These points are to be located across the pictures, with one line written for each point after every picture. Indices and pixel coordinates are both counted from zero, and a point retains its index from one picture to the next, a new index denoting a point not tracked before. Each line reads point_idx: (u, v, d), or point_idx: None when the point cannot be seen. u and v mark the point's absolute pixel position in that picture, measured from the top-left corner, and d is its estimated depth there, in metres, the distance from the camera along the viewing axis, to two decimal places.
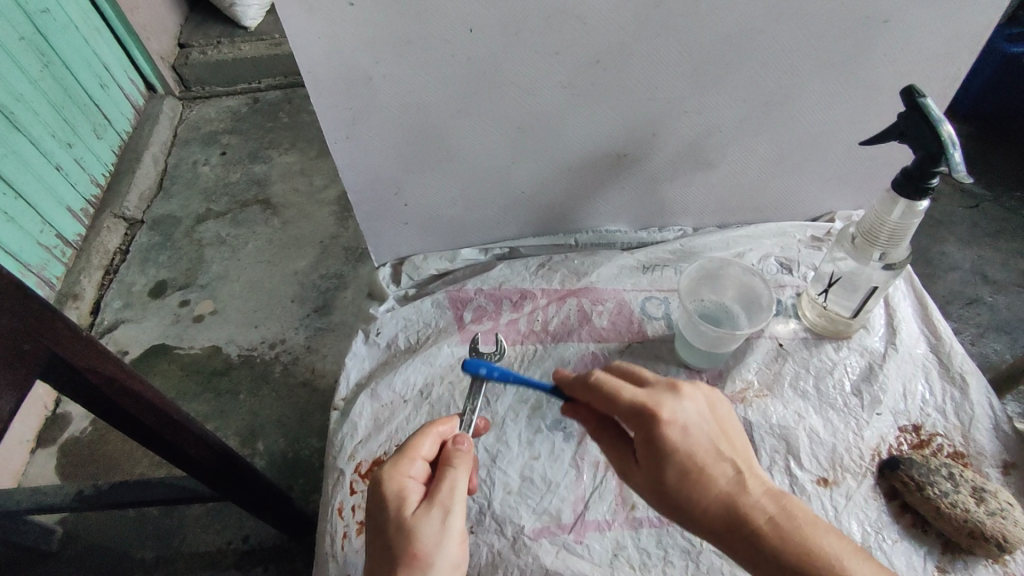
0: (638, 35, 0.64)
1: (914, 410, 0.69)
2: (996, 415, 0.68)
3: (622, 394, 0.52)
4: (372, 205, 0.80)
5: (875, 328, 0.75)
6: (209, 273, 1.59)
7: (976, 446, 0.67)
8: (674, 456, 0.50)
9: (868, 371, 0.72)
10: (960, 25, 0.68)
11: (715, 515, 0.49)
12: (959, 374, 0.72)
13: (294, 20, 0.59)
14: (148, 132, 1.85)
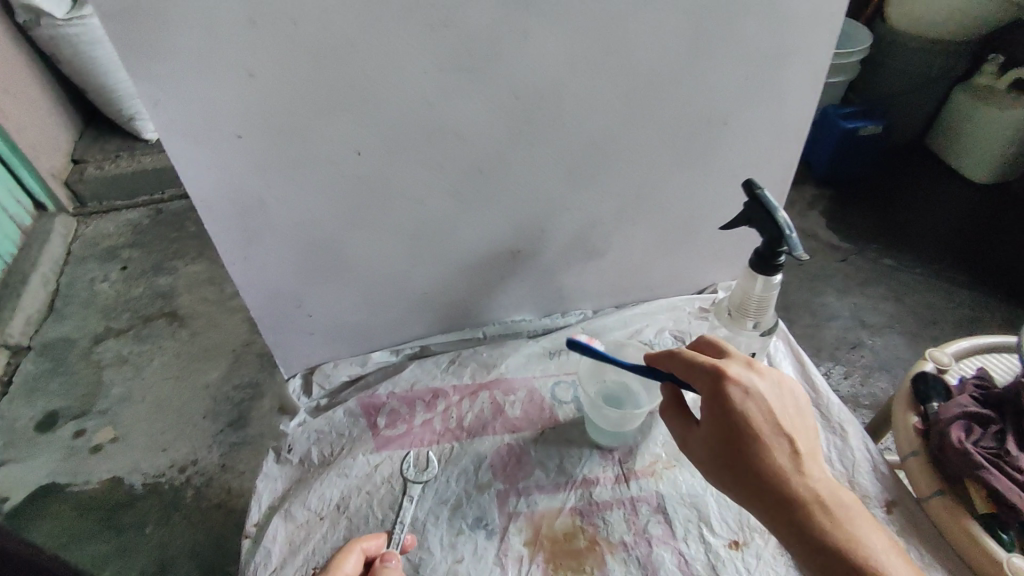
0: (513, 145, 0.71)
1: None
2: (874, 459, 0.76)
3: (708, 365, 0.58)
4: (276, 319, 0.80)
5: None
6: (108, 396, 1.49)
7: (862, 489, 0.73)
8: (747, 425, 0.56)
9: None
10: (786, 122, 0.80)
11: (764, 491, 0.56)
12: (839, 424, 0.79)
13: (181, 154, 0.61)
14: (38, 253, 1.77)
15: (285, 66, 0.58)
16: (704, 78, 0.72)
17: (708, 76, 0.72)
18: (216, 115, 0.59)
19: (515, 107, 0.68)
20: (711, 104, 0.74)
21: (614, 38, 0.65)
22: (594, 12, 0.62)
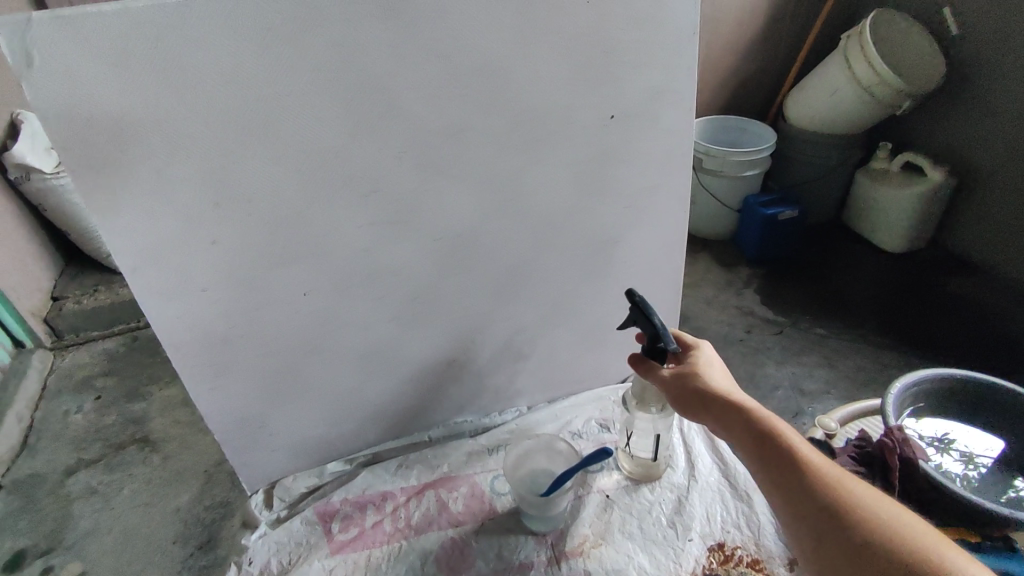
0: (439, 276, 0.86)
1: (717, 530, 0.84)
2: (778, 522, 0.85)
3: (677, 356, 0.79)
4: (241, 441, 0.89)
5: (678, 464, 0.92)
6: (78, 528, 1.51)
7: (768, 551, 0.82)
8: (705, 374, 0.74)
9: (678, 504, 0.87)
10: (667, 238, 0.97)
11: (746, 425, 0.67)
12: (745, 491, 0.89)
13: (154, 310, 0.74)
14: (13, 390, 1.83)
15: (245, 234, 0.73)
16: (592, 211, 0.89)
17: (594, 209, 0.89)
18: (186, 277, 0.73)
19: (436, 245, 0.83)
20: (600, 229, 0.91)
21: (510, 188, 0.82)
22: (491, 171, 0.80)
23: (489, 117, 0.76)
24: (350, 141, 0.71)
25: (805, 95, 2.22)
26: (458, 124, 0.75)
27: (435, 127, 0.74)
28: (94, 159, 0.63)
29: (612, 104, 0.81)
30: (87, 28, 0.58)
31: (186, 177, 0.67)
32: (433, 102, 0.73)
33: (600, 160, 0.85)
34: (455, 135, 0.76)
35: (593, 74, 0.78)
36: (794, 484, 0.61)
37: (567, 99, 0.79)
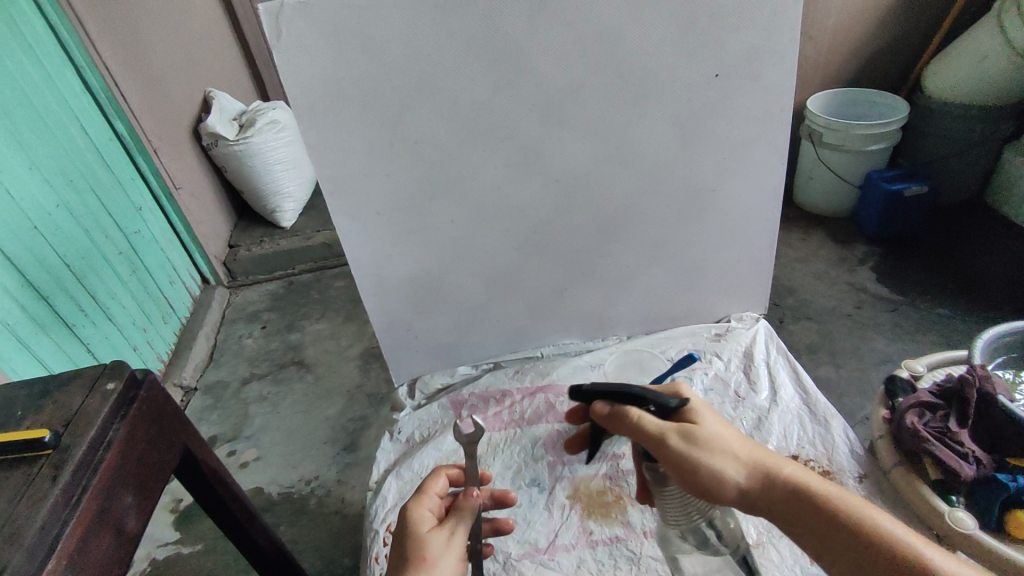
0: (558, 212, 1.03)
1: (793, 445, 0.98)
2: (852, 443, 0.97)
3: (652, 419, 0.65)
4: (393, 341, 1.13)
5: (760, 390, 1.06)
6: (253, 425, 1.87)
7: (839, 464, 0.94)
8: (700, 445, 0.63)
9: (758, 422, 1.01)
10: (762, 188, 1.07)
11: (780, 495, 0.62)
12: (825, 418, 1.01)
13: (343, 227, 0.97)
14: (203, 316, 2.26)
15: (411, 168, 0.93)
16: (693, 160, 1.02)
17: (694, 159, 1.02)
18: (366, 202, 0.95)
19: (556, 185, 1.00)
20: (701, 177, 1.04)
21: (622, 137, 0.97)
22: (605, 123, 0.95)
23: (605, 76, 0.91)
24: (493, 96, 0.89)
25: (947, 63, 2.01)
26: (579, 82, 0.91)
27: (559, 83, 0.90)
28: (312, 106, 0.85)
29: (715, 63, 0.93)
30: (316, 9, 0.79)
31: (373, 123, 0.88)
32: (559, 62, 0.88)
33: (701, 114, 0.97)
34: (576, 90, 0.91)
35: (699, 37, 0.90)
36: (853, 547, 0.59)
37: (674, 60, 0.91)
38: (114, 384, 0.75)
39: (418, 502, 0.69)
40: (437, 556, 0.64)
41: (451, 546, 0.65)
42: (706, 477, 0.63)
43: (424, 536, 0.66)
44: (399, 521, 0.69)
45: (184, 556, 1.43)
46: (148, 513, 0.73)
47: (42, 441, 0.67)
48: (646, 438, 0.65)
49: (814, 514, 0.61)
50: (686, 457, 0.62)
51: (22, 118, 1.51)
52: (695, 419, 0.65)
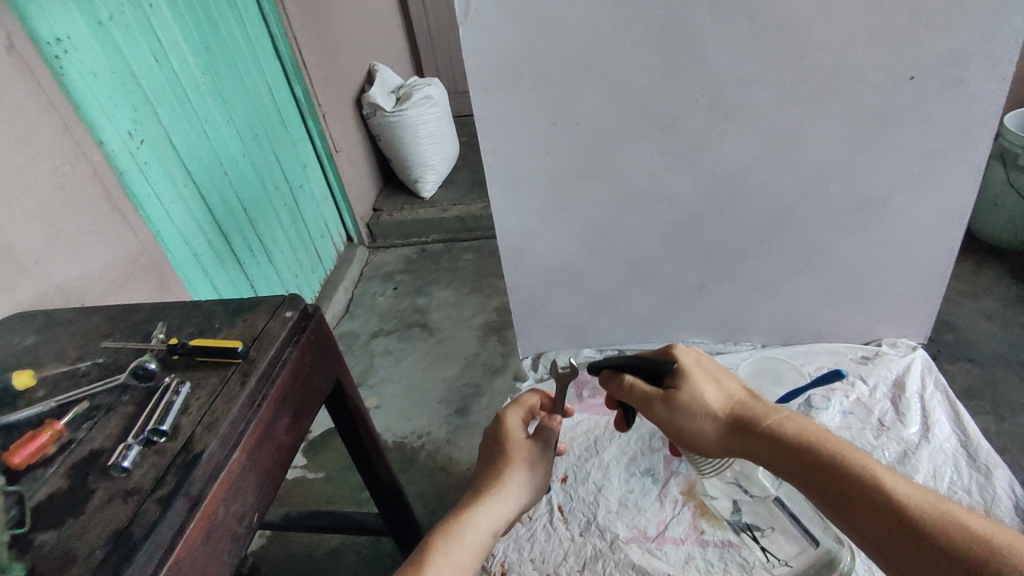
0: (709, 207, 1.02)
1: (943, 487, 0.91)
2: (1017, 497, 0.89)
3: (637, 385, 0.72)
4: (526, 312, 1.20)
5: (910, 423, 1.00)
6: (377, 375, 2.03)
7: (997, 517, 0.87)
8: (680, 406, 0.68)
9: (901, 456, 0.96)
10: (942, 206, 0.99)
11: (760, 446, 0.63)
12: (985, 465, 0.93)
13: (498, 199, 1.02)
14: (345, 270, 2.46)
15: (569, 148, 0.96)
16: (864, 169, 0.95)
17: (867, 167, 0.95)
18: (522, 178, 1.00)
19: (713, 179, 0.98)
20: (873, 187, 0.98)
21: (793, 137, 0.93)
22: (777, 120, 0.91)
23: (782, 71, 0.87)
24: (663, 84, 0.89)
25: None
26: (754, 75, 0.87)
27: (733, 76, 0.87)
28: (487, 81, 0.90)
29: (911, 66, 0.85)
30: None
31: (541, 102, 0.92)
32: (736, 55, 0.85)
33: (883, 120, 0.90)
34: (749, 85, 0.88)
35: (896, 37, 0.83)
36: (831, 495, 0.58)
37: (862, 61, 0.85)
38: (292, 312, 0.84)
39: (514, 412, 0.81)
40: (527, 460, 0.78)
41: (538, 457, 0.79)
42: (693, 438, 0.68)
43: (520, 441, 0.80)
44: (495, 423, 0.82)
45: (309, 481, 1.59)
46: (298, 437, 0.82)
47: (234, 350, 0.77)
48: (641, 402, 0.72)
49: (795, 462, 0.61)
50: (671, 421, 0.68)
51: (226, 78, 1.73)
52: (678, 385, 0.68)
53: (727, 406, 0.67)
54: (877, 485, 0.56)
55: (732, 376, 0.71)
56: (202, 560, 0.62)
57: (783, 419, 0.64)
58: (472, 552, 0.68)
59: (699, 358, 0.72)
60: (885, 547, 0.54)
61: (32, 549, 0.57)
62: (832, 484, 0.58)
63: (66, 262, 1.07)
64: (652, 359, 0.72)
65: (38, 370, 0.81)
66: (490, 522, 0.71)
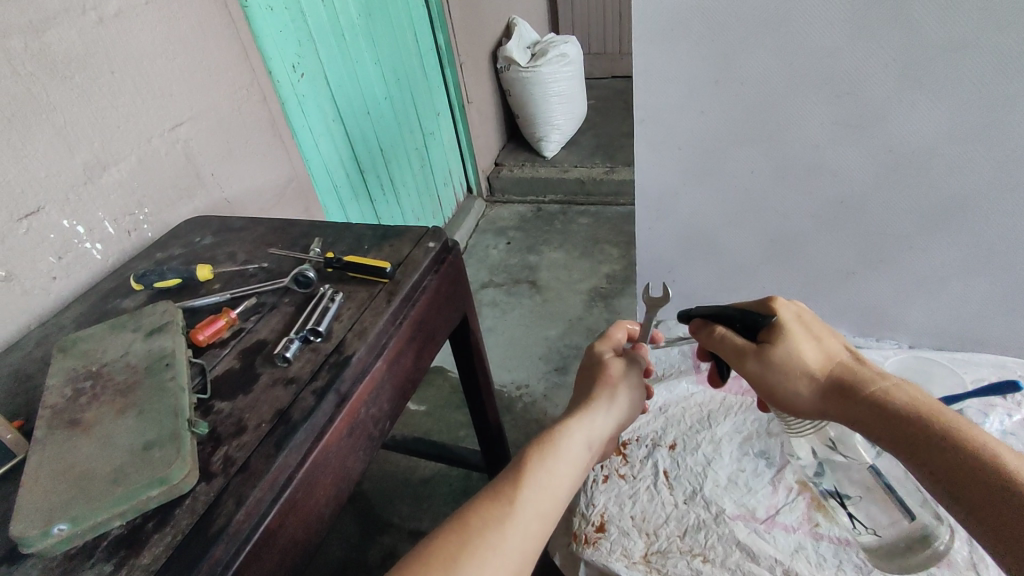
0: (877, 187, 0.94)
1: None
2: None
3: (725, 337, 0.65)
4: (650, 278, 1.23)
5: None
6: (483, 323, 2.07)
7: None
8: (771, 363, 0.61)
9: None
10: None
11: (864, 415, 0.56)
12: None
13: (642, 158, 1.03)
14: (462, 219, 2.51)
15: (728, 109, 0.92)
16: None
17: None
18: (671, 137, 0.99)
19: (888, 156, 0.90)
20: None
21: (995, 118, 0.83)
22: (979, 97, 0.81)
23: (1000, 37, 0.76)
24: (848, 45, 0.82)
25: None
26: (964, 40, 0.77)
27: (937, 40, 0.78)
28: (651, 31, 0.88)
29: None
30: None
31: (705, 57, 0.88)
32: (946, 16, 0.76)
33: None
34: (952, 53, 0.79)
35: None
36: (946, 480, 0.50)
37: None
38: (435, 244, 0.88)
39: (606, 341, 0.81)
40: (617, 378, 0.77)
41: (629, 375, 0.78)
42: (783, 398, 0.61)
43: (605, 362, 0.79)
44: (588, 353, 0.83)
45: (413, 411, 1.69)
46: (426, 360, 0.86)
47: (383, 270, 0.82)
48: (729, 354, 0.65)
49: (905, 437, 0.53)
50: (761, 377, 0.62)
51: (379, 21, 1.80)
52: (774, 340, 0.61)
53: (830, 368, 0.60)
54: (1002, 471, 0.48)
55: (836, 336, 0.64)
56: (344, 451, 0.68)
57: (894, 387, 0.56)
58: (574, 464, 0.66)
59: (802, 314, 0.64)
60: (1007, 541, 0.47)
61: (212, 413, 0.65)
62: (946, 465, 0.51)
63: (234, 177, 1.18)
64: (747, 309, 0.65)
65: (214, 267, 0.91)
66: (585, 435, 0.69)
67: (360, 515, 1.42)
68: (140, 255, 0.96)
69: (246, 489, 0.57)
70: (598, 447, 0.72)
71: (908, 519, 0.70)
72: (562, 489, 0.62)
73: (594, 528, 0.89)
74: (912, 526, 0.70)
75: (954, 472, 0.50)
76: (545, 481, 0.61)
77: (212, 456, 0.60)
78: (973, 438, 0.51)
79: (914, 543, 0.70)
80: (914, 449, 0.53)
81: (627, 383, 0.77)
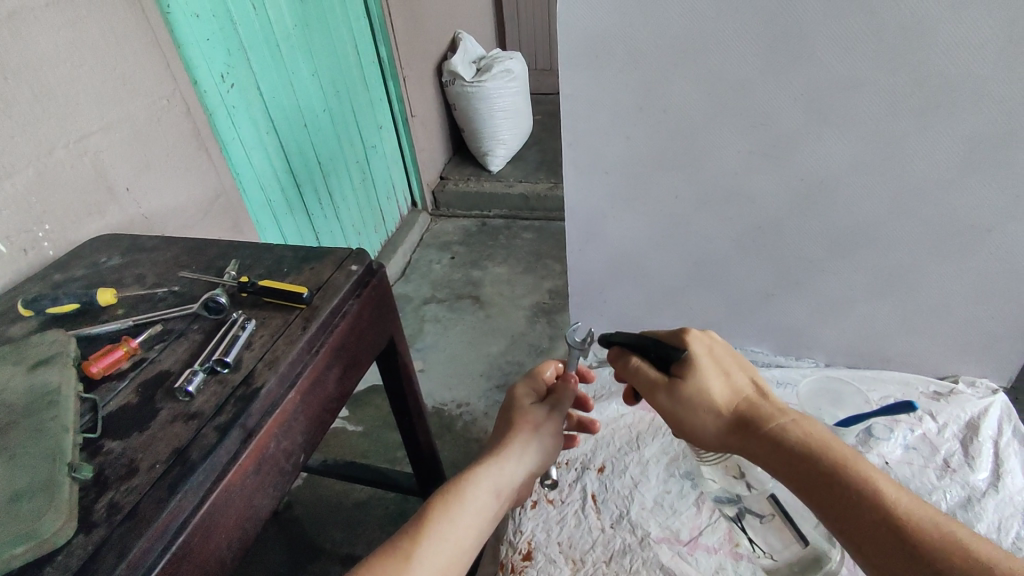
0: (790, 213, 1.00)
1: (1005, 540, 0.86)
2: None
3: (641, 369, 0.67)
4: (583, 297, 1.27)
5: (979, 469, 0.95)
6: (424, 340, 2.01)
7: None
8: (682, 397, 0.63)
9: (965, 500, 0.91)
10: None
11: (765, 448, 0.59)
12: None
13: (571, 179, 1.08)
14: (405, 233, 2.46)
15: (651, 135, 0.98)
16: (965, 191, 0.91)
17: (973, 190, 0.90)
18: (599, 159, 1.03)
19: (801, 184, 0.96)
20: (978, 215, 0.93)
21: (894, 149, 0.89)
22: (877, 129, 0.88)
23: (895, 77, 0.83)
24: (759, 77, 0.87)
25: None
26: (862, 79, 0.84)
27: (838, 78, 0.84)
28: (577, 57, 0.93)
29: None
30: None
31: (628, 84, 0.93)
32: (846, 55, 0.82)
33: (1003, 140, 0.85)
34: (852, 88, 0.85)
35: None
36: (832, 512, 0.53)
37: (990, 73, 0.80)
38: (357, 267, 0.85)
39: (525, 384, 0.84)
40: (533, 422, 0.79)
41: (545, 419, 0.80)
42: (693, 430, 0.64)
43: (524, 407, 0.81)
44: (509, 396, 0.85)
45: (348, 432, 1.64)
46: (347, 390, 0.83)
47: (299, 296, 0.78)
48: (644, 386, 0.68)
49: (798, 469, 0.56)
50: (673, 410, 0.64)
51: (316, 33, 1.75)
52: (685, 374, 0.64)
53: (734, 401, 0.63)
54: (878, 499, 0.51)
55: (744, 369, 0.66)
56: (250, 489, 0.64)
57: (790, 421, 0.59)
58: (481, 517, 0.67)
59: (713, 348, 0.67)
60: (879, 566, 0.50)
61: (100, 454, 0.61)
62: (829, 494, 0.54)
63: (153, 191, 1.11)
64: (661, 342, 0.67)
65: (119, 290, 0.86)
66: (492, 484, 0.70)
67: (288, 543, 1.36)
68: (36, 276, 0.89)
69: (130, 539, 0.53)
70: (509, 493, 0.73)
71: (801, 544, 0.73)
72: (466, 545, 0.64)
73: (521, 557, 0.89)
74: (804, 551, 0.73)
75: (840, 504, 0.53)
76: (447, 541, 0.62)
77: (94, 504, 0.56)
78: (856, 469, 0.54)
79: (807, 564, 0.74)
80: (803, 479, 0.56)
81: (543, 428, 0.79)
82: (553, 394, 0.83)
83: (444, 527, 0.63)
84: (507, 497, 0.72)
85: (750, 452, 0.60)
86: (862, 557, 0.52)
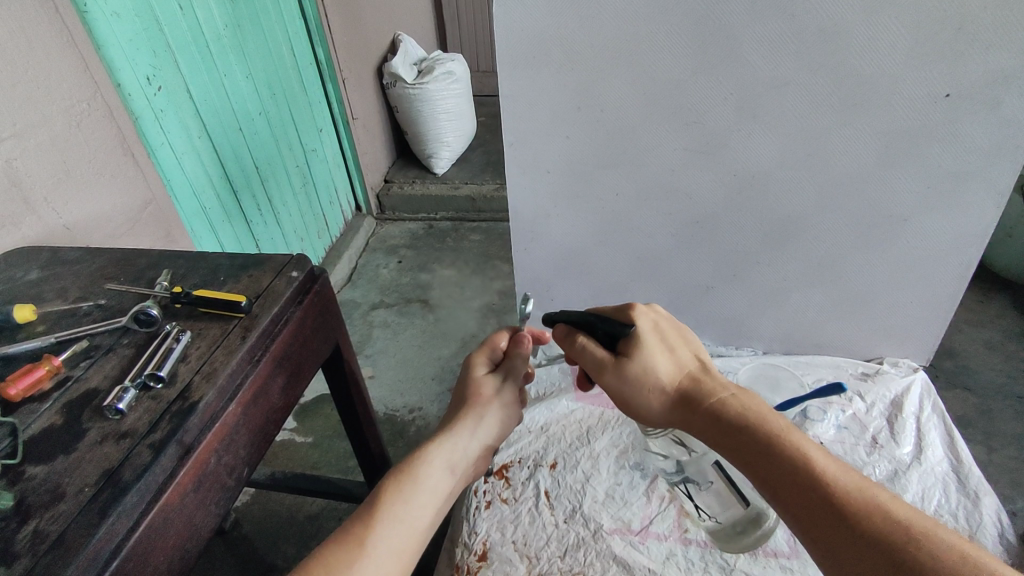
0: (725, 208, 1.05)
1: (929, 510, 0.92)
2: (1003, 528, 0.89)
3: (589, 348, 0.69)
4: (531, 296, 1.28)
5: (903, 443, 1.01)
6: (373, 346, 1.98)
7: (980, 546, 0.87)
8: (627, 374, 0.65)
9: (894, 473, 0.97)
10: (961, 229, 1.01)
11: (707, 421, 0.61)
12: (974, 491, 0.94)
13: (514, 178, 1.09)
14: (350, 238, 2.41)
15: (591, 135, 1.00)
16: (883, 183, 0.97)
17: (891, 183, 0.97)
18: (541, 159, 1.05)
19: (733, 180, 1.01)
20: (895, 206, 1.00)
21: (816, 146, 0.94)
22: (801, 128, 0.93)
23: (816, 76, 0.88)
24: (690, 77, 0.90)
25: None
26: (786, 79, 0.88)
27: (763, 77, 0.88)
28: (516, 58, 0.94)
29: (948, 84, 0.85)
30: None
31: (567, 85, 0.95)
32: (770, 54, 0.86)
33: (915, 136, 0.91)
34: (775, 90, 0.90)
35: (940, 49, 0.83)
36: (769, 481, 0.56)
37: (901, 72, 0.85)
38: (298, 273, 0.83)
39: (482, 351, 0.83)
40: (491, 395, 0.79)
41: (500, 392, 0.80)
42: (639, 408, 0.66)
43: (478, 379, 0.80)
44: (462, 370, 0.83)
45: (297, 444, 1.59)
46: (291, 401, 0.81)
47: (238, 305, 0.75)
48: (592, 366, 0.69)
49: (737, 443, 0.59)
50: (621, 389, 0.66)
51: (248, 32, 1.70)
52: (631, 352, 0.66)
53: (678, 379, 0.65)
54: (806, 466, 0.54)
55: (689, 347, 0.69)
56: (190, 507, 0.62)
57: (730, 396, 0.62)
58: (434, 496, 0.67)
59: (658, 324, 0.69)
60: (808, 530, 0.53)
61: (22, 481, 0.57)
62: (764, 463, 0.56)
63: (75, 201, 1.05)
64: (607, 319, 0.69)
65: (39, 306, 0.81)
66: (443, 462, 0.71)
67: (237, 562, 1.31)
68: None
69: (57, 570, 0.50)
70: (463, 472, 0.73)
71: (744, 506, 0.74)
72: (418, 541, 0.64)
73: (476, 558, 0.89)
74: (747, 511, 0.74)
75: (776, 473, 0.55)
76: (402, 525, 0.62)
77: (16, 533, 0.52)
78: (788, 439, 0.57)
79: (746, 525, 0.75)
80: (739, 449, 0.59)
81: (504, 397, 0.80)
82: (507, 359, 0.83)
83: (394, 513, 0.63)
84: (463, 473, 0.73)
85: (696, 426, 0.63)
86: (792, 521, 0.54)
